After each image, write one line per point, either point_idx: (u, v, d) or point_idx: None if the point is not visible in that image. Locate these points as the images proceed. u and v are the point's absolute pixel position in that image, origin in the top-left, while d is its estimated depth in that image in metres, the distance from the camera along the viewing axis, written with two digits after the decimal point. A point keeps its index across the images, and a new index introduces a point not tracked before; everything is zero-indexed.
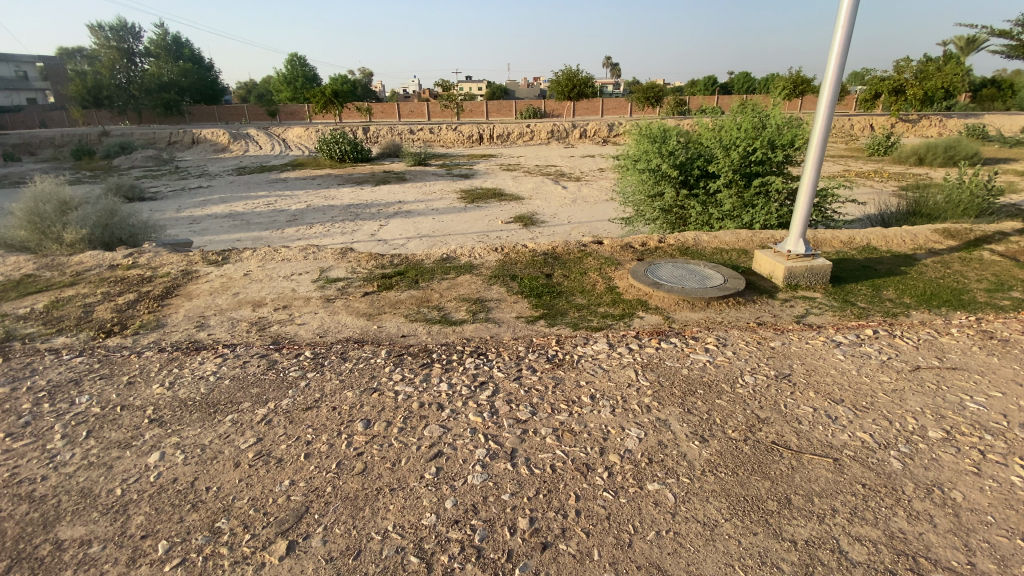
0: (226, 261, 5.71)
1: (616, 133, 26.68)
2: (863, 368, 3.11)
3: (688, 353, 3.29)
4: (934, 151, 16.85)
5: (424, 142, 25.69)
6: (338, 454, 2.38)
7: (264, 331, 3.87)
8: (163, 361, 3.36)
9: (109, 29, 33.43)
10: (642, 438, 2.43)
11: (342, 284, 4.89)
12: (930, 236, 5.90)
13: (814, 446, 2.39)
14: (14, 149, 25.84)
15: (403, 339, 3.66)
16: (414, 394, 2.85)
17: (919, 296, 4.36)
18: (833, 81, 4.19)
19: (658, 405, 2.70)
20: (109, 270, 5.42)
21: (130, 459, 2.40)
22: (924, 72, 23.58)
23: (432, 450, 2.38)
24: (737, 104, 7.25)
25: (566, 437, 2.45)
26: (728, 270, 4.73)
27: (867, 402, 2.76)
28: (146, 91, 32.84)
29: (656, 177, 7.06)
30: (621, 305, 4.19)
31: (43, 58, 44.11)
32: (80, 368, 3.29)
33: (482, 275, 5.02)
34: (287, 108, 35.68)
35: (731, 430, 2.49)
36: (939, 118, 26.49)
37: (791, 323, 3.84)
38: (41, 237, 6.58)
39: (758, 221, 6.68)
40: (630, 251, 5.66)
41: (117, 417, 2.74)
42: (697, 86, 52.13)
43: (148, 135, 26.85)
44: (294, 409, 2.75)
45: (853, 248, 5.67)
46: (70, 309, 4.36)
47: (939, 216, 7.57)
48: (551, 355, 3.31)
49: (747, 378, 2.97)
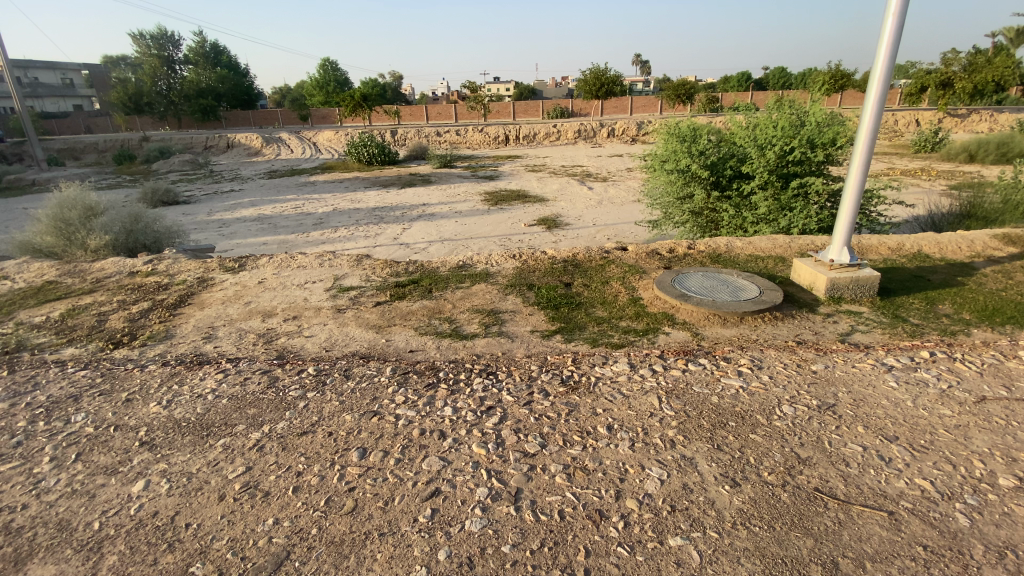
0: (243, 267, 5.66)
1: (645, 131, 26.11)
2: (919, 399, 2.75)
3: (719, 378, 2.99)
4: (986, 147, 15.81)
5: (450, 144, 25.72)
6: (328, 488, 2.19)
7: (270, 344, 3.73)
8: (164, 376, 3.26)
9: (151, 38, 34.55)
10: (663, 480, 2.16)
11: (355, 293, 4.75)
12: (989, 242, 5.37)
13: (865, 496, 2.07)
14: (59, 155, 27.03)
15: (411, 354, 3.47)
16: (415, 419, 2.64)
17: (980, 311, 3.92)
18: (882, 78, 3.80)
19: (684, 440, 2.42)
20: (128, 276, 5.43)
21: (114, 488, 2.29)
22: (974, 65, 22.30)
23: (430, 487, 2.16)
24: (772, 101, 6.86)
25: (577, 476, 2.20)
26: (763, 281, 4.39)
27: (925, 441, 2.40)
28: (185, 97, 33.68)
29: (685, 178, 6.72)
30: (646, 319, 3.91)
31: (89, 67, 46.41)
32: (82, 383, 3.22)
33: (499, 284, 4.80)
34: (320, 112, 36.63)
35: (767, 473, 2.20)
36: (991, 112, 25.02)
37: (835, 343, 3.48)
38: (67, 243, 6.74)
39: (796, 225, 6.24)
40: (656, 258, 5.35)
41: (108, 438, 2.64)
42: (730, 83, 50.75)
43: (186, 139, 27.66)
44: (289, 433, 2.58)
45: (901, 256, 5.22)
46: (84, 318, 4.34)
47: (995, 219, 6.96)
48: (566, 376, 3.06)
49: (786, 410, 2.66)
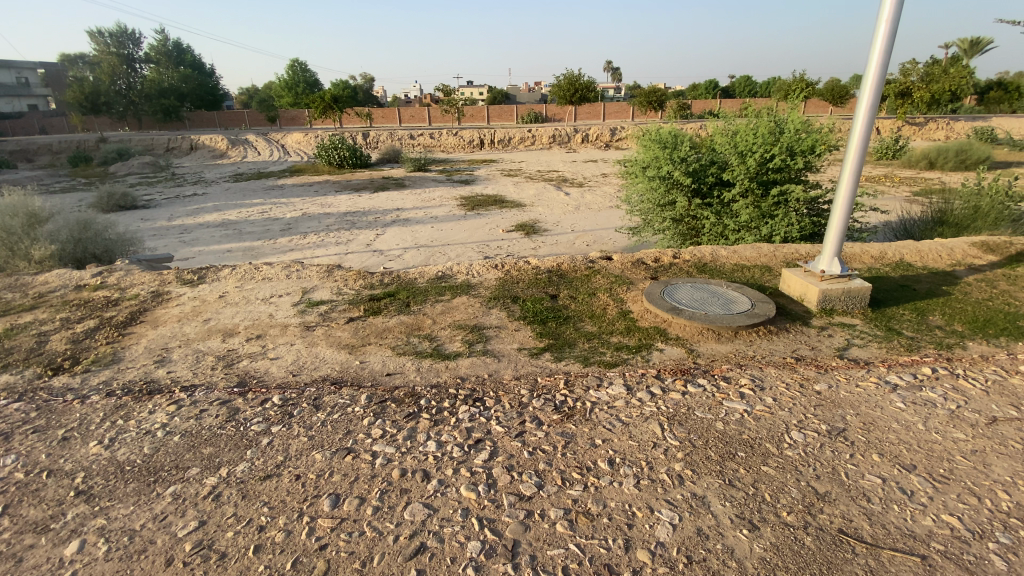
0: (203, 280, 5.25)
1: (619, 137, 26.29)
2: (930, 421, 2.62)
3: (720, 401, 2.80)
4: (945, 155, 16.32)
5: (424, 147, 25.36)
6: (296, 546, 1.90)
7: (231, 368, 3.39)
8: (109, 409, 2.88)
9: (109, 35, 33.23)
10: (676, 525, 1.95)
11: (325, 308, 4.42)
12: (968, 250, 5.38)
13: (893, 538, 1.90)
14: (11, 156, 25.55)
15: (388, 378, 3.18)
16: (394, 457, 2.38)
17: (972, 322, 3.86)
18: (874, 86, 3.67)
19: (692, 475, 2.22)
20: (75, 290, 4.96)
21: (42, 551, 1.93)
22: (931, 75, 23.13)
23: (413, 542, 1.90)
24: (751, 107, 6.82)
25: (580, 522, 1.97)
26: (754, 292, 4.26)
27: (945, 469, 2.26)
28: (146, 97, 32.30)
29: (667, 185, 6.58)
30: (637, 334, 3.72)
31: (45, 65, 44.60)
32: (13, 419, 2.82)
33: (481, 296, 4.55)
34: (289, 113, 35.95)
35: (785, 512, 2.01)
36: (947, 121, 26.07)
37: (833, 358, 3.35)
38: (8, 254, 6.15)
39: (778, 233, 6.18)
40: (642, 268, 5.19)
41: (40, 487, 2.26)
42: (700, 90, 51.70)
43: (147, 140, 26.51)
44: (250, 478, 2.27)
45: (885, 265, 5.19)
46: (22, 339, 3.88)
47: (965, 226, 6.97)
48: (560, 402, 2.82)
49: (796, 436, 2.49)
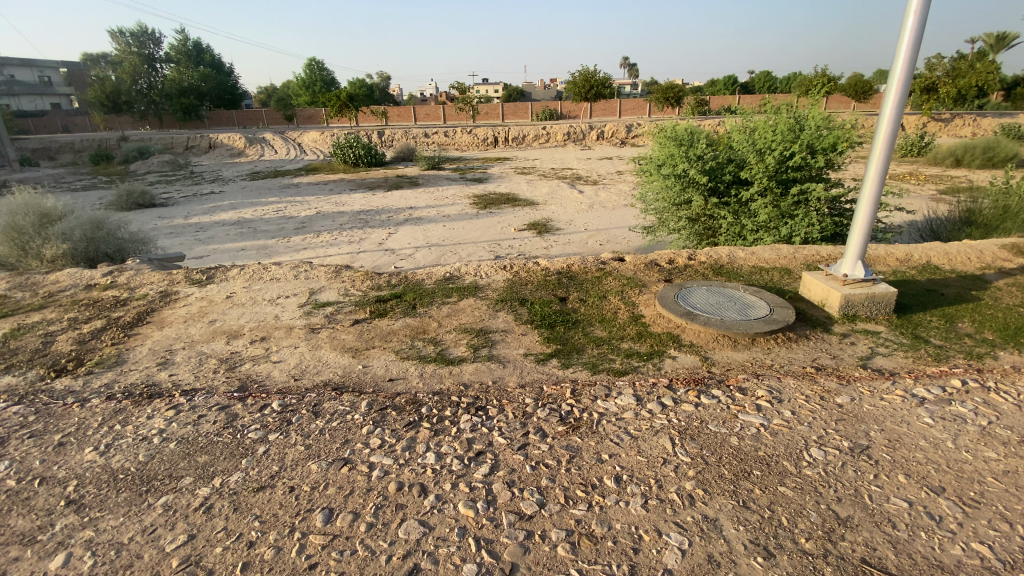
0: (210, 280, 5.24)
1: (635, 134, 25.95)
2: (960, 439, 2.45)
3: (735, 415, 2.66)
4: (972, 151, 15.76)
5: (438, 146, 25.35)
6: (284, 565, 1.82)
7: (233, 371, 3.34)
8: (108, 414, 2.84)
9: (131, 36, 33.12)
10: (684, 551, 1.83)
11: (331, 309, 4.37)
12: (999, 252, 5.13)
13: (920, 569, 1.76)
14: (34, 155, 26.10)
15: (390, 384, 3.10)
16: (392, 469, 2.29)
17: (1003, 330, 3.65)
18: (901, 82, 3.47)
19: (704, 495, 2.10)
20: (84, 290, 4.98)
21: (27, 564, 1.88)
22: (957, 70, 22.42)
23: (406, 563, 1.81)
24: (770, 103, 6.58)
25: (582, 546, 1.86)
26: (773, 296, 4.09)
27: (976, 493, 2.10)
28: (166, 96, 32.73)
29: (683, 183, 6.40)
30: (649, 340, 3.58)
31: (68, 64, 45.51)
32: (12, 422, 2.79)
33: (489, 298, 4.45)
34: (305, 112, 36.26)
35: (803, 538, 1.88)
36: (974, 117, 25.27)
37: (856, 368, 3.19)
38: (21, 253, 6.33)
39: (798, 233, 5.96)
40: (656, 270, 5.04)
41: (31, 496, 2.23)
42: (718, 86, 50.93)
43: (167, 139, 26.89)
44: (243, 489, 2.20)
45: (911, 267, 4.97)
46: (28, 340, 3.89)
47: (994, 226, 6.67)
48: (566, 412, 2.71)
49: (815, 454, 2.34)
